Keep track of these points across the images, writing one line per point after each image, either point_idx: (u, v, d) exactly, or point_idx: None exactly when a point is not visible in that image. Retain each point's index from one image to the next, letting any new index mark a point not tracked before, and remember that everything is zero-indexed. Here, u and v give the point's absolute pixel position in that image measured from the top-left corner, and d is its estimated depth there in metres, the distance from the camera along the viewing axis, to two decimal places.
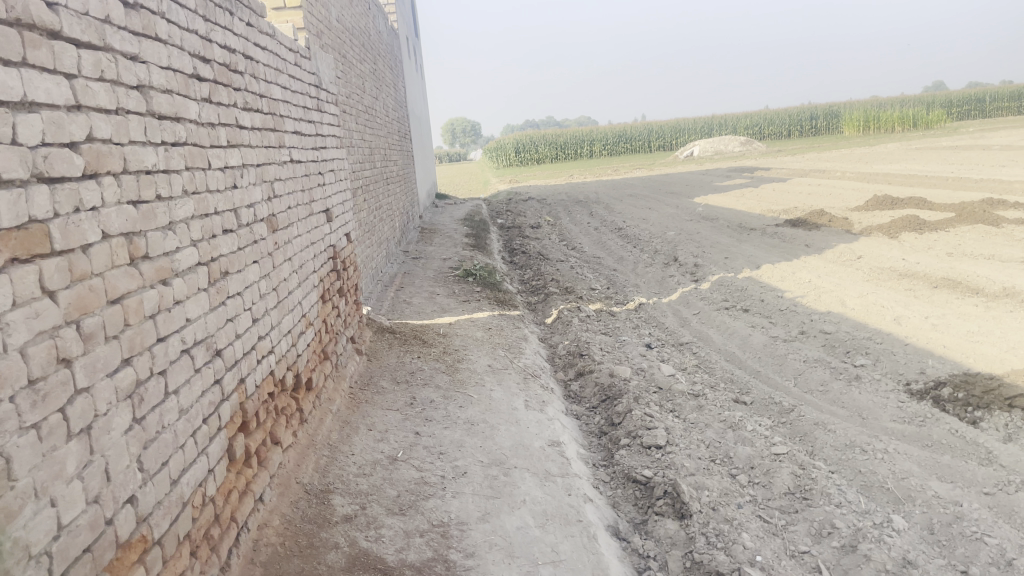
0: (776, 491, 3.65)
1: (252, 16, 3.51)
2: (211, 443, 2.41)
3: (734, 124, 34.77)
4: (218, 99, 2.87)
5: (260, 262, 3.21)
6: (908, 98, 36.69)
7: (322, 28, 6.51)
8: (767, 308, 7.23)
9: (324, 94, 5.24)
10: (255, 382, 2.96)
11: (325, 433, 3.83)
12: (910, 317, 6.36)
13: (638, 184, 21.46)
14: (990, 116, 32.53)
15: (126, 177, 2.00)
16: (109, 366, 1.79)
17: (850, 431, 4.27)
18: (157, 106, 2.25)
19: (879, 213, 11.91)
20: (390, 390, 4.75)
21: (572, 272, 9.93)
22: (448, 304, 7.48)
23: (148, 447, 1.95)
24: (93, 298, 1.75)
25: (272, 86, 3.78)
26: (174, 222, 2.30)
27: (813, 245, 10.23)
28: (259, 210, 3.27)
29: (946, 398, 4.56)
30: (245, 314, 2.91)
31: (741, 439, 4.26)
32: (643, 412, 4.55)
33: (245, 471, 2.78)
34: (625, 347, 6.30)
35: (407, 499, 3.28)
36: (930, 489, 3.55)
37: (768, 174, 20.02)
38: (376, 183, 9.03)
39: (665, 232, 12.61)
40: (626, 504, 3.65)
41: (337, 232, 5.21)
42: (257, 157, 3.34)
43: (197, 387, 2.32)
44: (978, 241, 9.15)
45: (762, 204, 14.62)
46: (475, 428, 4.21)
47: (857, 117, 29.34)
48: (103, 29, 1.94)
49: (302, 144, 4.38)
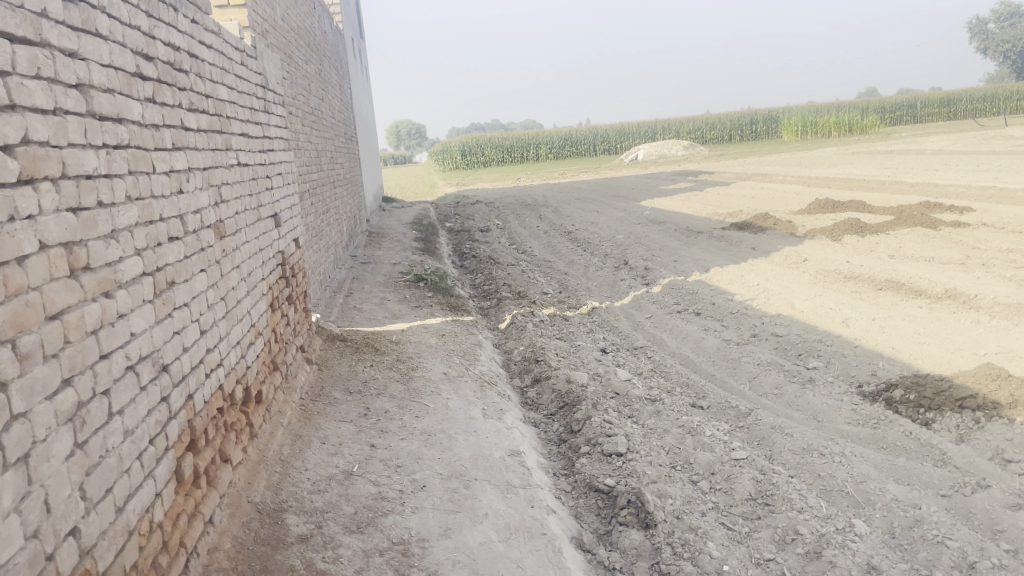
0: (738, 497, 3.64)
1: (196, 13, 3.35)
2: (159, 464, 2.27)
3: (678, 128, 35.22)
4: (162, 100, 2.72)
5: (208, 270, 3.06)
6: (845, 103, 37.59)
7: (267, 27, 6.32)
8: (719, 311, 7.27)
9: (271, 95, 5.07)
10: (203, 398, 2.81)
11: (277, 448, 3.67)
12: (858, 319, 6.46)
13: (585, 187, 21.57)
14: (920, 121, 33.64)
15: (66, 183, 1.86)
16: (47, 388, 1.65)
17: (807, 434, 4.29)
18: (98, 106, 2.11)
19: (821, 216, 12.14)
20: (343, 401, 4.61)
21: (524, 276, 9.87)
22: (400, 311, 7.34)
23: (91, 474, 1.81)
24: (29, 315, 1.61)
25: (218, 86, 3.61)
26: (117, 230, 2.15)
27: (760, 248, 10.36)
28: (206, 215, 3.11)
29: (898, 400, 4.63)
30: (193, 326, 2.76)
31: (700, 445, 4.24)
32: (602, 419, 4.50)
33: (194, 492, 2.63)
34: (580, 352, 6.25)
35: (365, 516, 3.16)
36: (889, 492, 3.59)
37: (712, 178, 20.29)
38: (324, 187, 8.82)
39: (614, 236, 12.64)
40: (589, 514, 3.59)
41: (285, 238, 5.04)
42: (204, 160, 3.18)
43: (143, 406, 2.17)
44: (917, 244, 9.39)
45: (708, 207, 14.80)
46: (433, 439, 4.10)
47: (795, 122, 30.02)
48: (39, 23, 1.80)
49: (250, 146, 4.22)
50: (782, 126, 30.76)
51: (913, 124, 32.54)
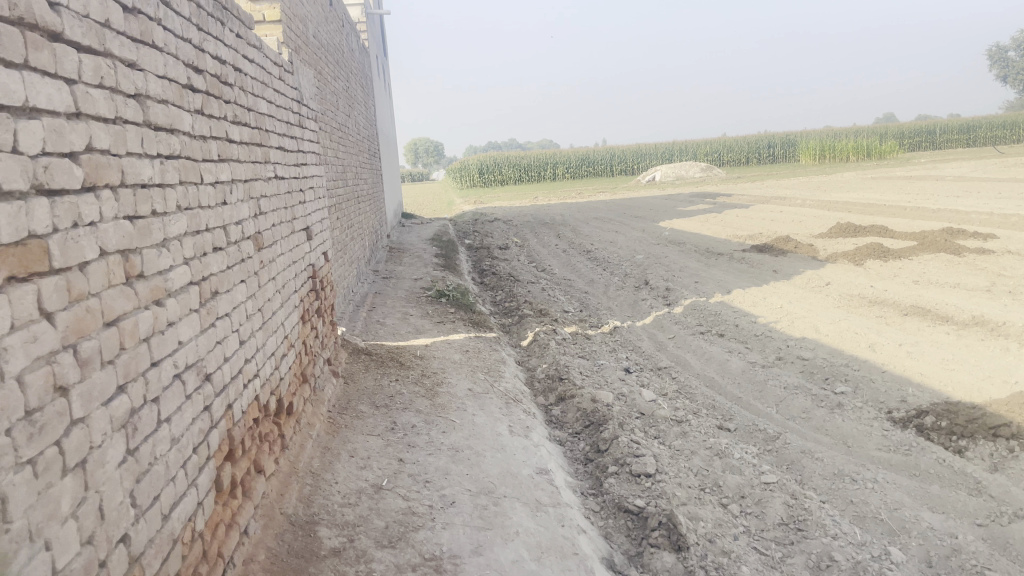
0: (769, 521, 3.60)
1: (241, 27, 3.39)
2: (201, 473, 2.27)
3: (696, 149, 35.25)
4: (210, 111, 2.75)
5: (247, 281, 3.08)
6: (863, 128, 37.52)
7: (300, 43, 6.41)
8: (743, 333, 7.23)
9: (305, 110, 5.12)
10: (241, 408, 2.82)
11: (306, 460, 3.68)
12: (885, 344, 6.41)
13: (602, 207, 21.60)
14: (940, 147, 33.49)
15: (124, 191, 1.87)
16: (104, 394, 1.66)
17: (838, 459, 4.25)
18: (153, 117, 2.13)
19: (843, 240, 12.08)
20: (369, 415, 4.61)
21: (544, 294, 9.87)
22: (423, 326, 7.35)
23: (140, 481, 1.81)
24: (89, 320, 1.62)
25: (259, 99, 3.66)
26: (168, 239, 2.17)
27: (781, 271, 10.32)
28: (247, 226, 3.13)
29: (930, 426, 4.58)
30: (233, 336, 2.78)
31: (729, 467, 4.21)
32: (629, 439, 4.48)
33: (231, 502, 2.63)
34: (604, 371, 6.23)
35: (396, 531, 3.15)
36: (924, 520, 3.56)
37: (731, 200, 20.27)
38: (348, 202, 8.88)
39: (633, 256, 12.63)
40: (619, 535, 3.57)
41: (316, 250, 5.07)
42: (245, 172, 3.22)
43: (188, 415, 2.18)
44: (941, 270, 9.32)
45: (728, 229, 14.77)
46: (460, 455, 4.09)
47: (813, 146, 29.98)
48: (103, 33, 1.83)
49: (286, 159, 4.26)
50: (800, 150, 30.71)
51: (933, 150, 32.41)
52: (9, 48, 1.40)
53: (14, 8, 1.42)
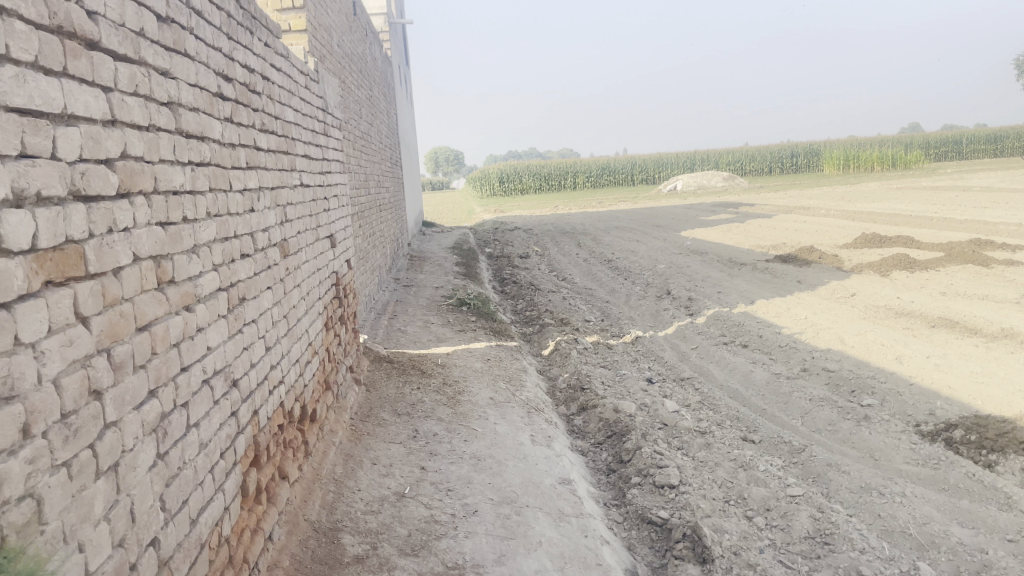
0: (795, 534, 3.56)
1: (269, 36, 3.43)
2: (227, 479, 2.27)
3: (718, 159, 35.09)
4: (239, 119, 2.77)
5: (273, 287, 3.10)
6: (887, 138, 37.18)
7: (325, 52, 6.47)
8: (766, 344, 7.17)
9: (329, 119, 5.16)
10: (266, 414, 2.83)
11: (330, 467, 3.68)
12: (912, 356, 6.32)
13: (623, 216, 21.56)
14: (966, 158, 33.10)
15: (157, 198, 1.89)
16: (136, 398, 1.67)
17: (865, 473, 4.19)
18: (185, 124, 2.15)
19: (868, 251, 11.95)
20: (391, 422, 4.61)
21: (565, 303, 9.85)
22: (445, 334, 7.36)
23: (170, 485, 1.82)
24: (123, 325, 1.63)
25: (286, 108, 3.69)
26: (198, 245, 2.18)
27: (805, 282, 10.22)
28: (273, 234, 3.16)
29: (959, 440, 4.51)
30: (260, 342, 2.79)
31: (754, 479, 4.16)
32: (652, 449, 4.45)
33: (257, 508, 2.64)
34: (626, 381, 6.20)
35: (419, 539, 3.14)
36: (954, 535, 3.50)
37: (753, 210, 20.14)
38: (370, 211, 8.91)
39: (655, 265, 12.57)
40: (642, 546, 3.55)
41: (339, 258, 5.10)
42: (272, 180, 3.24)
43: (216, 420, 2.19)
44: (969, 281, 9.19)
45: (750, 239, 14.67)
46: (483, 464, 4.08)
47: (836, 156, 29.74)
48: (138, 42, 1.85)
49: (311, 168, 4.28)
50: (823, 160, 30.47)
51: (959, 160, 32.01)
52: (49, 56, 1.41)
53: (54, 17, 1.44)
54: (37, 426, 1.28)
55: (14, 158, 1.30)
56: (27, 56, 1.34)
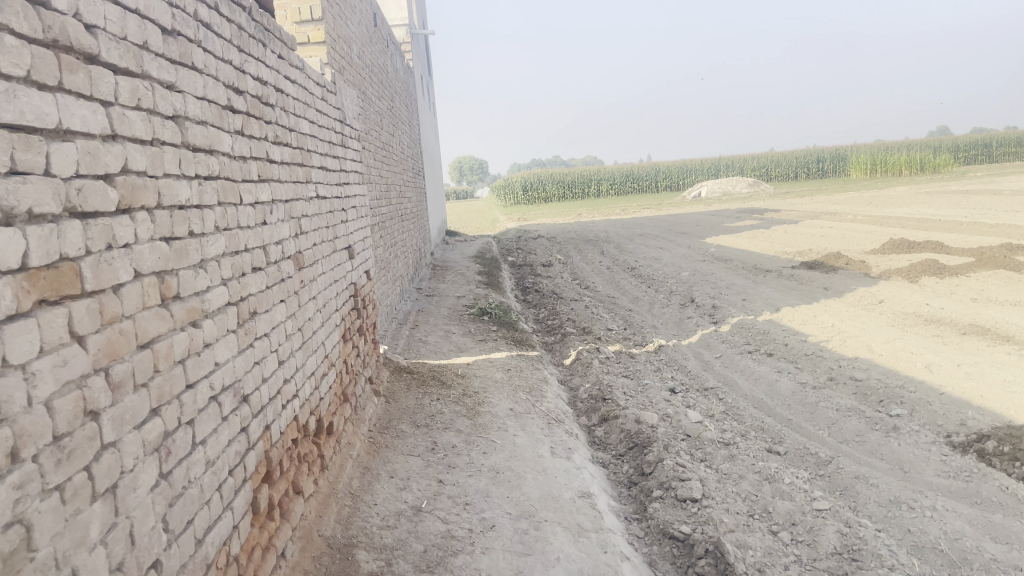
0: (821, 550, 3.46)
1: (283, 48, 3.42)
2: (237, 496, 2.24)
3: (743, 165, 34.79)
4: (250, 132, 2.75)
5: (287, 300, 3.08)
6: (915, 142, 36.64)
7: (344, 63, 6.49)
8: (792, 352, 7.03)
9: (347, 130, 5.15)
10: (279, 429, 2.80)
11: (346, 481, 3.65)
12: (942, 365, 6.17)
13: (647, 223, 21.44)
14: (997, 160, 32.49)
15: (161, 213, 1.87)
16: (137, 417, 1.64)
17: (895, 486, 4.08)
18: (192, 138, 2.13)
19: (896, 256, 11.74)
20: (410, 434, 4.57)
21: (587, 312, 9.77)
22: (465, 344, 7.31)
23: (173, 506, 1.79)
24: (123, 343, 1.61)
25: (301, 120, 3.68)
26: (205, 260, 2.16)
27: (832, 288, 10.05)
28: (287, 246, 3.14)
29: (991, 451, 4.38)
30: (272, 356, 2.77)
31: (779, 493, 4.06)
32: (675, 462, 4.36)
33: (269, 524, 2.61)
34: (648, 391, 6.11)
35: (434, 555, 3.10)
36: (987, 551, 3.39)
37: (779, 216, 19.90)
38: (391, 220, 8.89)
39: (679, 273, 12.44)
40: (664, 563, 3.48)
41: (358, 269, 5.08)
42: (286, 192, 3.22)
43: (224, 437, 2.16)
44: (1001, 287, 8.97)
45: (776, 245, 14.48)
46: (501, 477, 4.02)
47: (864, 160, 29.36)
48: (140, 56, 1.83)
49: (328, 179, 4.27)
50: (851, 165, 30.08)
51: (990, 163, 31.41)
52: (42, 70, 1.40)
53: (48, 30, 1.42)
54: (25, 449, 1.26)
55: (4, 176, 1.28)
56: (19, 71, 1.33)
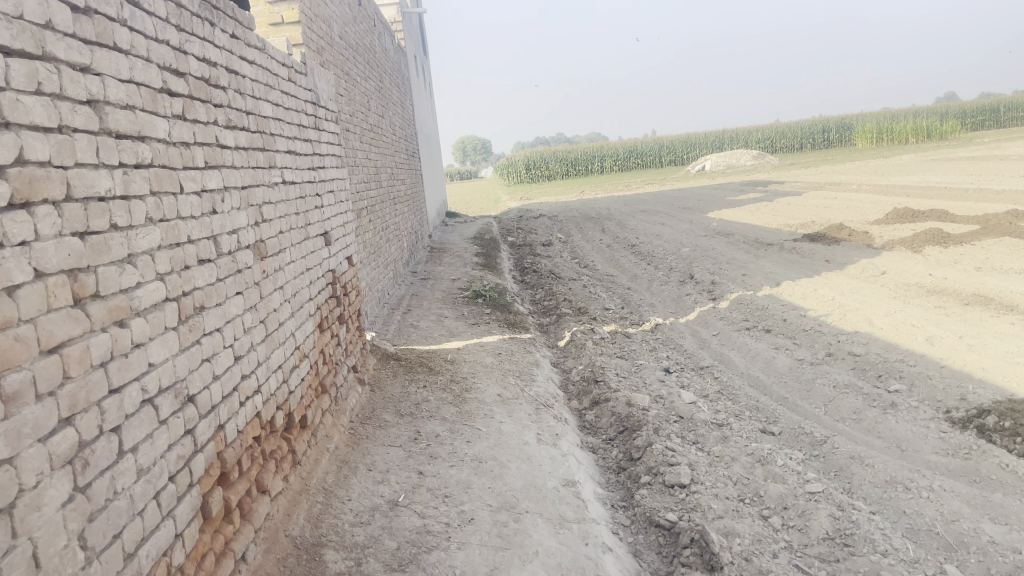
0: (813, 536, 3.34)
1: (237, 27, 3.25)
2: (180, 504, 2.13)
3: (746, 137, 34.41)
4: (194, 116, 2.60)
5: (245, 293, 2.94)
6: (918, 109, 36.15)
7: (323, 44, 6.31)
8: (790, 328, 6.89)
9: (322, 111, 4.97)
10: (237, 428, 2.68)
11: (320, 476, 3.53)
12: (943, 337, 6.01)
13: (649, 199, 21.19)
14: (1004, 124, 31.98)
15: (71, 206, 1.74)
16: (41, 429, 1.53)
17: (890, 465, 3.95)
18: (114, 124, 1.99)
19: (899, 226, 11.52)
20: (393, 424, 4.45)
21: (585, 291, 9.63)
22: (457, 328, 7.18)
23: (93, 520, 1.68)
24: (20, 350, 1.49)
25: (262, 102, 3.52)
26: (134, 255, 2.03)
27: (833, 261, 9.86)
28: (244, 236, 2.99)
29: (992, 427, 4.23)
30: (226, 352, 2.64)
31: (772, 475, 3.93)
32: (664, 446, 4.24)
33: (225, 528, 2.50)
34: (642, 372, 5.98)
35: (408, 553, 2.98)
36: (984, 533, 3.26)
37: (783, 188, 19.63)
38: (382, 204, 8.74)
39: (679, 249, 12.26)
40: (649, 553, 3.37)
41: (337, 256, 4.93)
42: (242, 179, 3.07)
43: (162, 442, 2.04)
44: (1005, 254, 8.77)
45: (778, 218, 14.26)
46: (484, 467, 3.90)
47: (869, 129, 28.93)
48: (42, 36, 1.69)
49: (297, 164, 4.12)
50: (856, 133, 29.65)
51: (998, 127, 30.89)
52: None
53: None
54: None
55: None
56: None
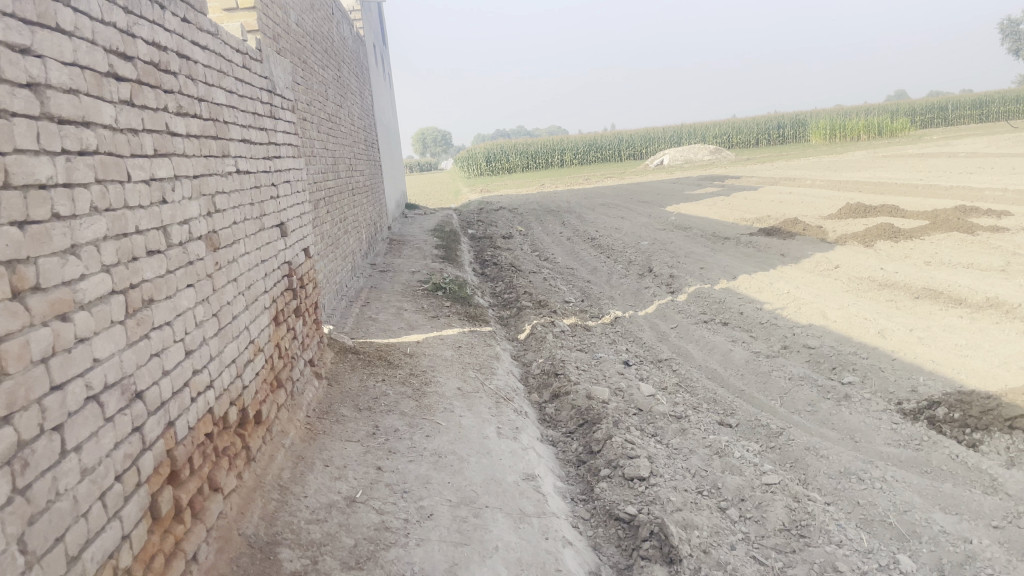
0: (770, 527, 3.38)
1: (189, 11, 3.15)
2: (127, 504, 2.05)
3: (703, 132, 34.77)
4: (142, 102, 2.50)
5: (196, 285, 2.85)
6: (869, 107, 36.97)
7: (280, 31, 6.19)
8: (747, 321, 6.97)
9: (278, 99, 4.86)
10: (187, 425, 2.60)
11: (275, 473, 3.45)
12: (895, 330, 6.13)
13: (608, 193, 21.27)
14: (952, 122, 32.81)
15: (10, 194, 1.66)
16: None
17: (844, 456, 4.02)
18: (56, 109, 1.90)
19: (852, 221, 11.74)
20: (351, 419, 4.38)
21: (545, 284, 9.62)
22: (417, 321, 7.11)
23: (33, 523, 1.61)
24: None
25: (214, 89, 3.42)
26: (78, 245, 1.94)
27: (789, 254, 10.01)
28: (195, 227, 2.90)
29: (942, 419, 4.33)
30: (176, 346, 2.55)
31: (729, 467, 3.97)
32: (624, 439, 4.25)
33: (175, 528, 2.42)
34: (602, 364, 5.99)
35: (365, 550, 2.93)
36: (935, 523, 3.33)
37: (739, 182, 19.88)
38: (340, 195, 8.63)
39: (638, 242, 12.33)
40: (609, 546, 3.37)
41: (293, 247, 4.83)
42: (193, 168, 2.98)
43: (108, 440, 1.97)
44: (953, 249, 8.99)
45: (735, 212, 14.44)
46: (443, 462, 3.86)
47: (823, 125, 29.46)
48: None
49: (251, 153, 4.02)
50: (810, 130, 30.16)
51: (946, 126, 31.71)
52: None
53: None
54: None
55: None
56: None
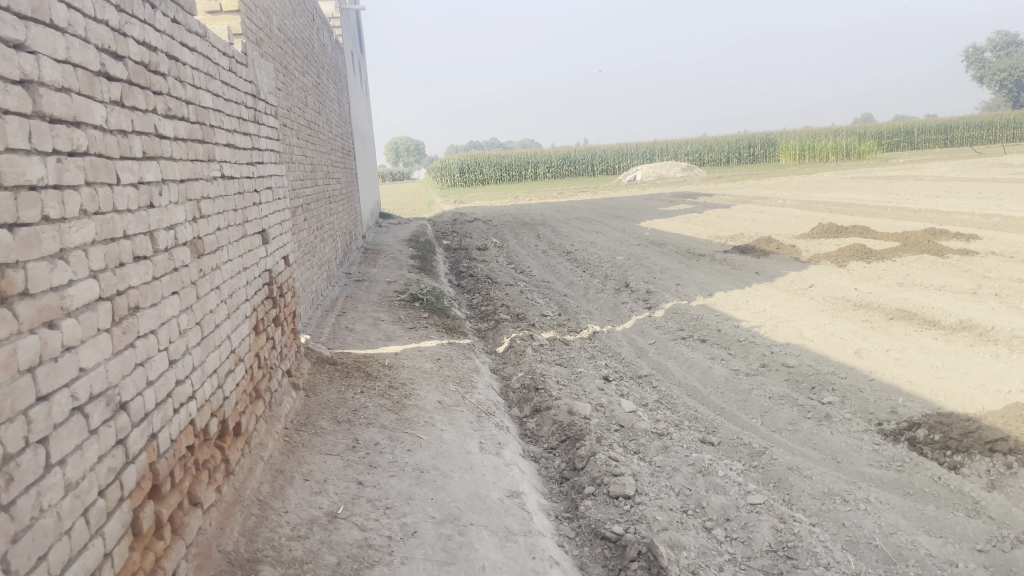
0: (756, 548, 3.36)
1: (178, 11, 3.07)
2: (110, 520, 1.97)
3: (676, 149, 35.09)
4: (132, 103, 2.42)
5: (181, 293, 2.76)
6: (837, 130, 37.64)
7: (262, 35, 6.11)
8: (725, 338, 6.99)
9: (262, 104, 4.78)
10: (169, 437, 2.50)
11: (254, 487, 3.36)
12: (871, 350, 6.18)
13: (582, 207, 21.32)
14: (918, 146, 33.52)
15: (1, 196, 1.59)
16: None
17: (828, 477, 4.02)
18: (48, 107, 1.82)
19: (824, 241, 11.88)
20: (330, 432, 4.29)
21: (522, 297, 9.57)
22: (394, 332, 7.02)
23: (16, 541, 1.52)
24: None
25: (201, 92, 3.34)
26: (66, 249, 1.86)
27: (763, 273, 10.09)
28: (181, 232, 2.82)
29: (922, 440, 4.36)
30: (160, 356, 2.46)
31: (713, 486, 3.95)
32: (607, 456, 4.21)
33: (155, 545, 2.33)
34: (582, 379, 5.96)
35: (349, 568, 2.85)
36: (921, 546, 3.34)
37: (713, 200, 20.07)
38: (317, 203, 8.51)
39: (614, 257, 12.35)
40: (595, 565, 3.32)
41: (273, 255, 4.74)
42: (180, 172, 2.89)
43: (93, 453, 1.88)
44: (925, 271, 9.12)
45: (709, 229, 14.56)
46: (425, 477, 3.79)
47: (793, 146, 29.90)
48: None
49: (235, 157, 3.93)
50: (781, 150, 30.60)
51: (912, 149, 32.37)
52: None
53: None
54: None
55: None
56: None
